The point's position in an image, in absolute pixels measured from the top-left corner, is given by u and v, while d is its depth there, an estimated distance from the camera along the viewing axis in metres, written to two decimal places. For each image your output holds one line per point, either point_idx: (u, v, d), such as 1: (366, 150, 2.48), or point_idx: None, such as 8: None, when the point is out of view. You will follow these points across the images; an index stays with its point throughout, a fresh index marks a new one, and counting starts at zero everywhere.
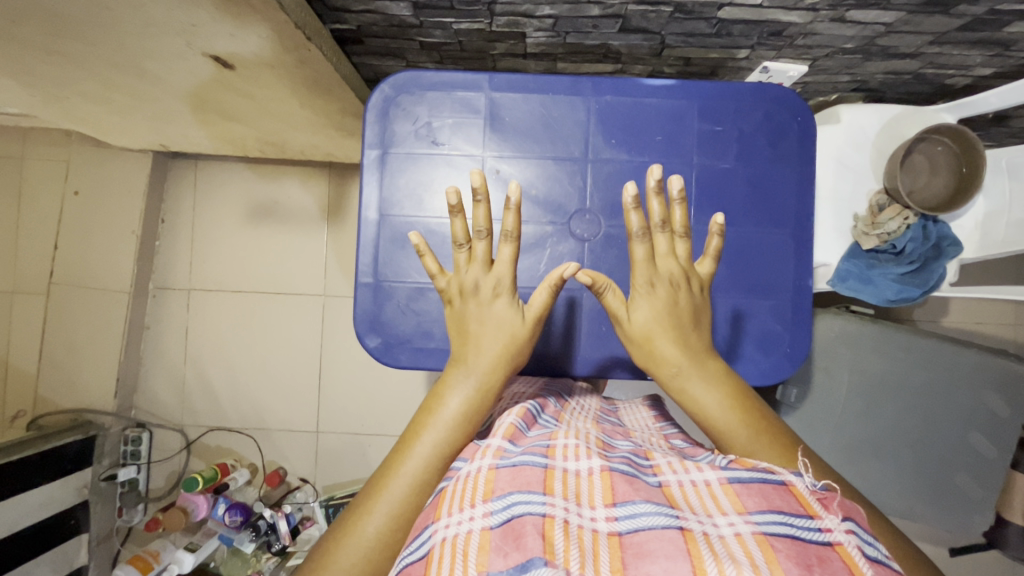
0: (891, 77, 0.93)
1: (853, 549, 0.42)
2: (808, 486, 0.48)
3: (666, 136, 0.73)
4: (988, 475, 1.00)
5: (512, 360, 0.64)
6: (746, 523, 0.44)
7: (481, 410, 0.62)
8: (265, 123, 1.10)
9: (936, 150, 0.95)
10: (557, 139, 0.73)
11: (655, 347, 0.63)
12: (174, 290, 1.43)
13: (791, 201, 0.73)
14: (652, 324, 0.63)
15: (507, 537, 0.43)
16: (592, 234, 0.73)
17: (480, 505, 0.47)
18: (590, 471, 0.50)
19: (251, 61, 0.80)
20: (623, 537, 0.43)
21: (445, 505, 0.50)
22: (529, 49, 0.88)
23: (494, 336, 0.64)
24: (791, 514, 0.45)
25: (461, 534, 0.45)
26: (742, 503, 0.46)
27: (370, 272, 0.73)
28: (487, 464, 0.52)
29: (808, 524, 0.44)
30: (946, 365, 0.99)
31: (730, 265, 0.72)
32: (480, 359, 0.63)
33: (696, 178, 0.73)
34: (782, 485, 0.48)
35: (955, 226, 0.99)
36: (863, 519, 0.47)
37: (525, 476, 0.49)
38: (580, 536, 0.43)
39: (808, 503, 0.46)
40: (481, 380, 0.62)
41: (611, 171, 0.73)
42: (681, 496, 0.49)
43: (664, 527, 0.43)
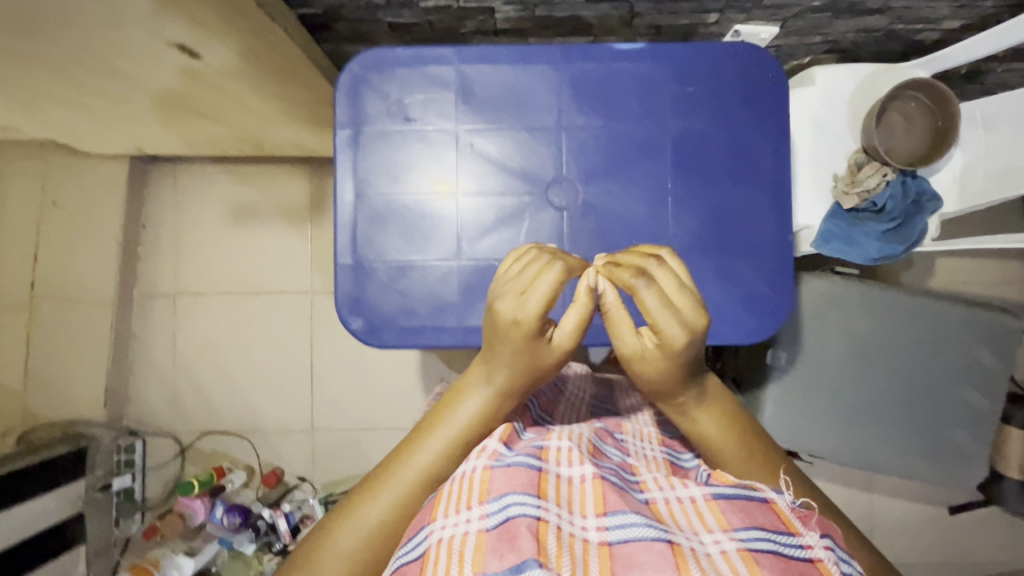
0: (862, 35, 0.93)
1: (831, 566, 0.45)
2: (789, 504, 0.49)
3: (641, 101, 0.72)
4: (979, 426, 1.01)
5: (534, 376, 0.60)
6: (732, 540, 0.46)
7: (500, 415, 0.60)
8: (241, 118, 1.08)
9: (910, 107, 0.96)
10: (529, 109, 0.73)
11: (662, 382, 0.60)
12: (159, 295, 1.41)
13: (768, 159, 0.72)
14: (657, 358, 0.58)
15: (504, 537, 0.43)
16: (570, 202, 0.72)
17: (477, 507, 0.47)
18: (582, 477, 0.51)
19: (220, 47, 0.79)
20: (613, 547, 0.45)
21: (441, 505, 0.49)
22: (499, 25, 0.88)
23: (518, 355, 0.58)
24: (773, 530, 0.47)
25: (457, 536, 0.46)
26: (727, 520, 0.47)
27: (353, 254, 0.72)
28: (482, 463, 0.51)
29: (790, 541, 0.46)
30: (934, 321, 0.99)
31: (711, 226, 0.71)
32: (503, 374, 0.59)
33: (671, 141, 0.72)
34: (764, 503, 0.49)
35: (934, 181, 0.99)
36: (837, 535, 0.50)
37: (521, 477, 0.48)
38: (572, 545, 0.45)
39: (789, 519, 0.48)
40: (504, 390, 0.60)
41: (587, 138, 0.72)
42: (668, 513, 0.50)
43: (653, 539, 0.44)
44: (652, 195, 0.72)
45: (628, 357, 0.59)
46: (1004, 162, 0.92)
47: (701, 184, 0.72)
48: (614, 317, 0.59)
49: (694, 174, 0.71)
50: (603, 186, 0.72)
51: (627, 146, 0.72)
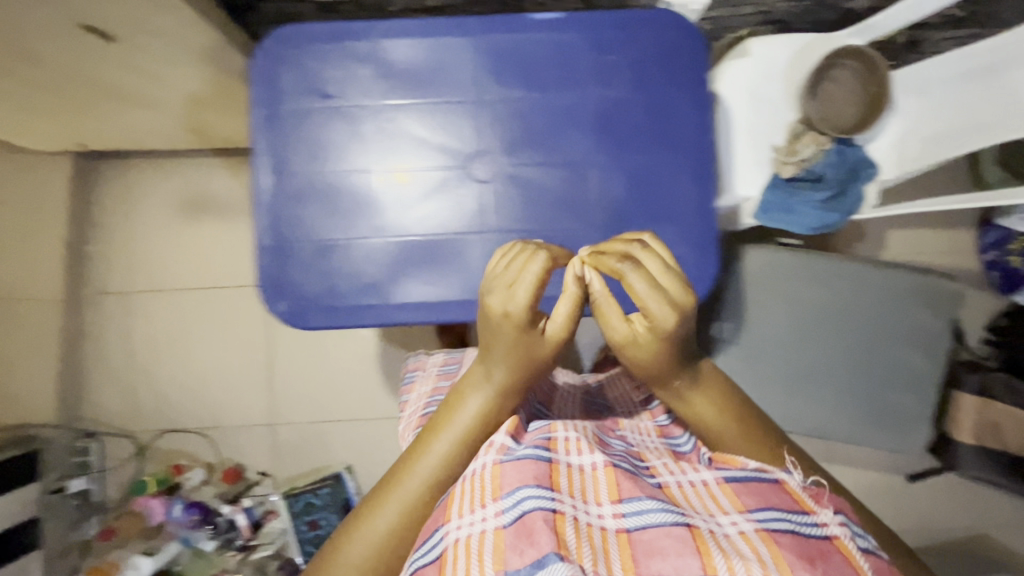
0: (795, 4, 0.94)
1: (848, 541, 0.48)
2: (799, 484, 0.53)
3: (560, 72, 0.72)
4: (922, 388, 1.02)
5: (531, 372, 0.61)
6: (748, 521, 0.48)
7: (502, 414, 0.61)
8: (179, 113, 1.07)
9: (843, 75, 0.97)
10: (448, 82, 0.72)
11: (657, 369, 0.60)
12: (110, 294, 1.39)
13: (687, 124, 0.72)
14: (648, 344, 0.59)
15: (519, 534, 0.44)
16: (492, 175, 0.72)
17: (492, 505, 0.48)
18: (594, 466, 0.52)
19: (137, 20, 0.77)
20: (632, 534, 0.46)
21: (455, 505, 0.51)
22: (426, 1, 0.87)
23: (512, 351, 0.59)
24: (789, 510, 0.49)
25: (476, 535, 0.46)
26: (741, 503, 0.50)
27: (273, 241, 0.71)
28: (491, 460, 0.52)
29: (805, 520, 0.49)
30: (875, 287, 1.00)
31: (634, 196, 0.72)
32: (501, 370, 0.60)
33: (591, 110, 0.72)
34: (776, 483, 0.53)
35: (870, 149, 1.00)
36: (848, 512, 0.54)
37: (532, 470, 0.49)
38: (590, 535, 0.46)
39: (803, 499, 0.51)
40: (503, 385, 0.60)
41: (507, 111, 0.72)
42: (682, 497, 0.52)
43: (671, 523, 0.45)
44: (574, 166, 0.72)
45: (620, 345, 0.60)
46: (936, 127, 0.93)
47: (621, 153, 0.72)
48: (603, 306, 0.59)
49: (614, 144, 0.72)
50: (525, 158, 0.72)
51: (548, 118, 0.72)
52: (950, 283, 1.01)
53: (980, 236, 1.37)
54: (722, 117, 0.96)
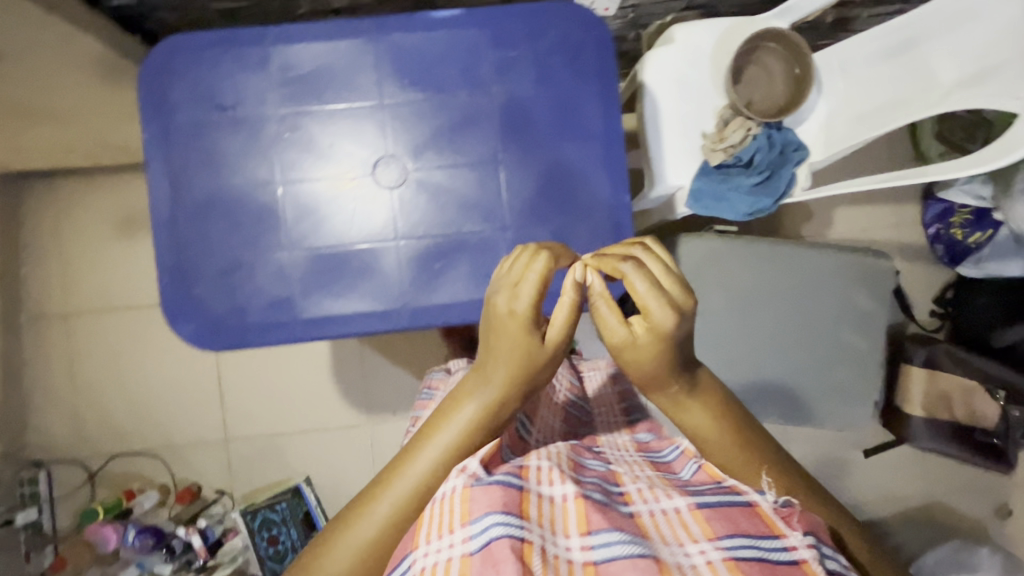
0: None
1: (818, 565, 0.43)
2: (772, 505, 0.48)
3: (464, 71, 0.70)
4: (862, 366, 1.03)
5: (533, 377, 0.55)
6: (717, 549, 0.43)
7: (501, 420, 0.54)
8: (94, 137, 1.03)
9: (768, 58, 0.97)
10: (347, 86, 0.70)
11: (655, 376, 0.55)
12: (49, 317, 1.34)
13: (595, 119, 0.71)
14: (650, 350, 0.53)
15: (484, 563, 0.40)
16: (398, 180, 0.70)
17: (459, 530, 0.43)
18: (564, 497, 0.47)
19: (21, 26, 0.73)
20: (600, 567, 0.41)
21: (422, 531, 0.46)
22: (335, 2, 0.84)
23: (514, 356, 0.53)
24: (759, 536, 0.44)
25: (440, 563, 0.42)
26: (711, 528, 0.45)
27: (171, 266, 0.69)
28: (461, 483, 0.47)
29: (774, 544, 0.44)
30: (809, 269, 1.01)
31: (547, 194, 0.71)
32: (499, 376, 0.54)
33: (496, 109, 0.70)
34: (748, 507, 0.48)
35: (801, 131, 0.98)
36: (823, 531, 0.49)
37: (502, 495, 0.45)
38: (558, 567, 0.41)
39: (774, 523, 0.46)
40: (500, 397, 0.54)
41: (413, 114, 0.70)
42: (652, 525, 0.47)
43: (638, 554, 0.41)
44: (485, 166, 0.70)
45: (619, 351, 0.54)
46: (862, 105, 0.91)
47: (530, 151, 0.70)
48: (602, 309, 0.54)
49: (523, 142, 0.70)
50: (431, 161, 0.70)
51: (454, 119, 0.70)
52: (886, 262, 1.02)
53: (923, 210, 1.38)
54: (648, 104, 0.97)
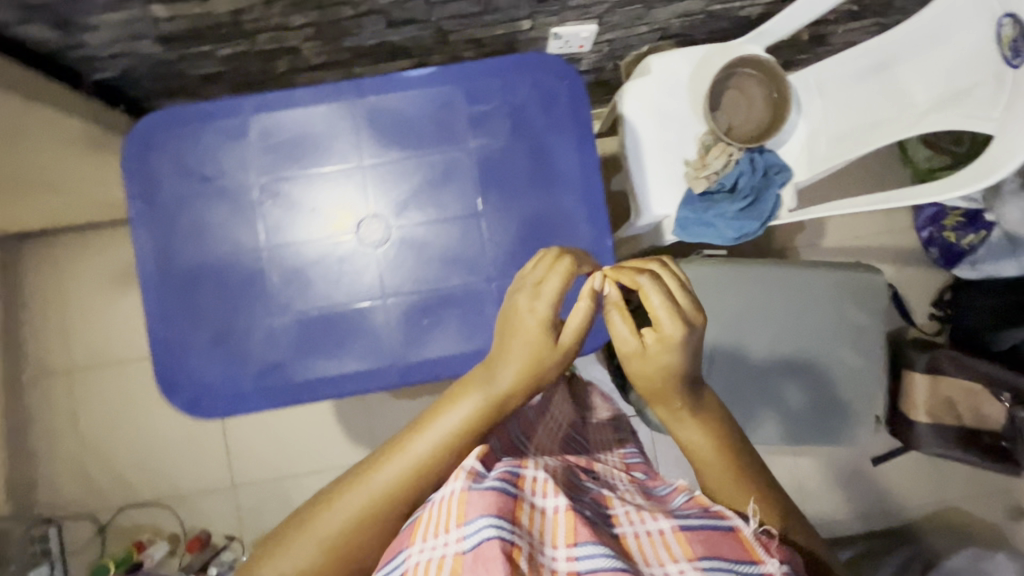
0: (686, 19, 0.93)
1: None
2: (753, 532, 0.49)
3: (440, 128, 0.71)
4: (862, 382, 1.03)
5: (539, 376, 0.54)
6: (695, 569, 0.44)
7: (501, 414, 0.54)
8: (86, 201, 1.04)
9: (747, 81, 0.96)
10: (327, 150, 0.71)
11: (663, 387, 0.55)
12: (52, 374, 1.36)
13: (573, 166, 0.71)
14: (661, 359, 0.54)
15: (475, 563, 0.41)
16: (382, 238, 0.71)
17: (456, 529, 0.45)
18: (557, 509, 0.47)
19: None
20: None
21: (418, 530, 0.47)
22: (313, 60, 0.86)
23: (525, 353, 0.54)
24: (737, 561, 0.46)
25: (435, 560, 0.43)
26: (692, 549, 0.46)
27: (159, 341, 0.70)
28: (460, 486, 0.48)
29: (750, 569, 0.46)
30: (801, 288, 1.01)
31: (530, 243, 0.71)
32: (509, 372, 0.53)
33: (474, 162, 0.71)
34: (730, 531, 0.49)
35: (783, 151, 0.99)
36: (797, 562, 0.51)
37: (498, 500, 0.45)
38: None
39: (753, 549, 0.48)
40: (500, 398, 0.53)
41: (392, 172, 0.71)
42: (636, 547, 0.47)
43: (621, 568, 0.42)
44: (468, 220, 0.71)
45: (628, 358, 0.55)
46: (841, 125, 0.92)
47: (509, 201, 0.71)
48: (616, 318, 0.56)
49: (502, 193, 0.71)
50: (413, 218, 0.71)
51: (433, 176, 0.71)
52: (878, 277, 1.02)
53: (916, 214, 1.38)
54: (629, 136, 0.98)
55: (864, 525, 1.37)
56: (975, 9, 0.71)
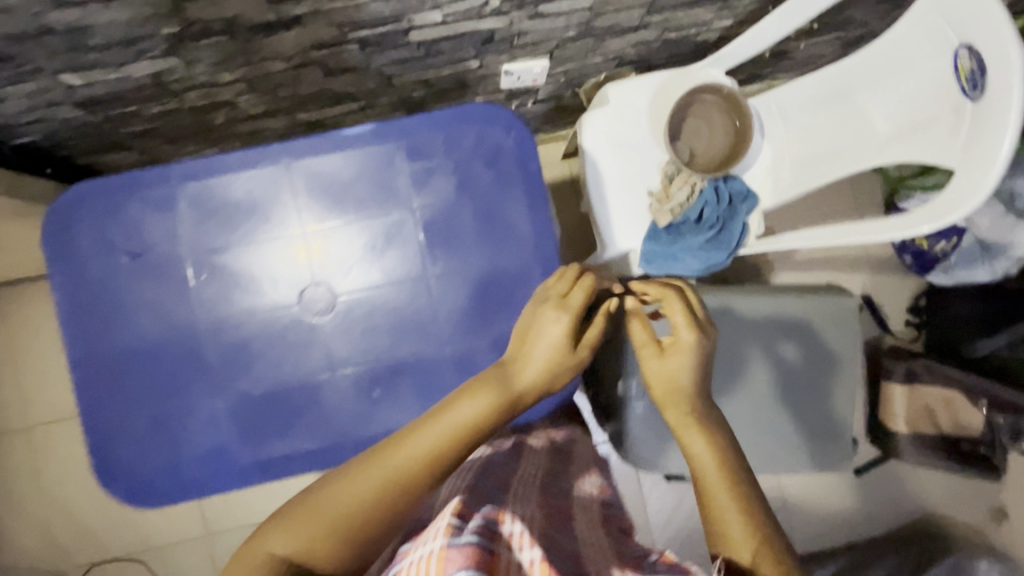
0: (642, 48, 0.90)
1: None
2: None
3: (382, 188, 0.67)
4: (838, 405, 1.01)
5: (555, 373, 0.59)
6: None
7: (512, 410, 0.55)
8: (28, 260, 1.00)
9: (709, 107, 0.93)
10: (262, 217, 0.67)
11: (676, 385, 0.63)
12: (11, 432, 1.31)
13: (524, 220, 0.68)
14: (677, 359, 0.64)
15: None
16: (327, 306, 0.67)
17: None
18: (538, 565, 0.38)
19: None
20: None
21: None
22: (252, 110, 0.81)
23: (548, 349, 0.59)
24: None
25: None
26: None
27: (91, 429, 0.66)
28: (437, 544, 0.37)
29: None
30: (771, 315, 0.99)
31: (483, 303, 0.68)
32: (539, 361, 0.59)
33: (419, 222, 0.68)
34: None
35: (748, 176, 0.96)
36: None
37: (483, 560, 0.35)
38: None
39: None
40: (515, 393, 0.56)
41: (334, 236, 0.67)
42: None
43: None
44: (418, 282, 0.68)
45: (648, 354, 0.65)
46: (805, 149, 0.89)
47: (460, 261, 0.68)
48: (637, 324, 0.67)
49: (452, 252, 0.68)
50: (358, 284, 0.68)
51: (377, 239, 0.68)
52: (850, 300, 1.01)
53: None
54: (590, 169, 0.95)
55: (849, 535, 1.37)
56: (930, 40, 0.70)
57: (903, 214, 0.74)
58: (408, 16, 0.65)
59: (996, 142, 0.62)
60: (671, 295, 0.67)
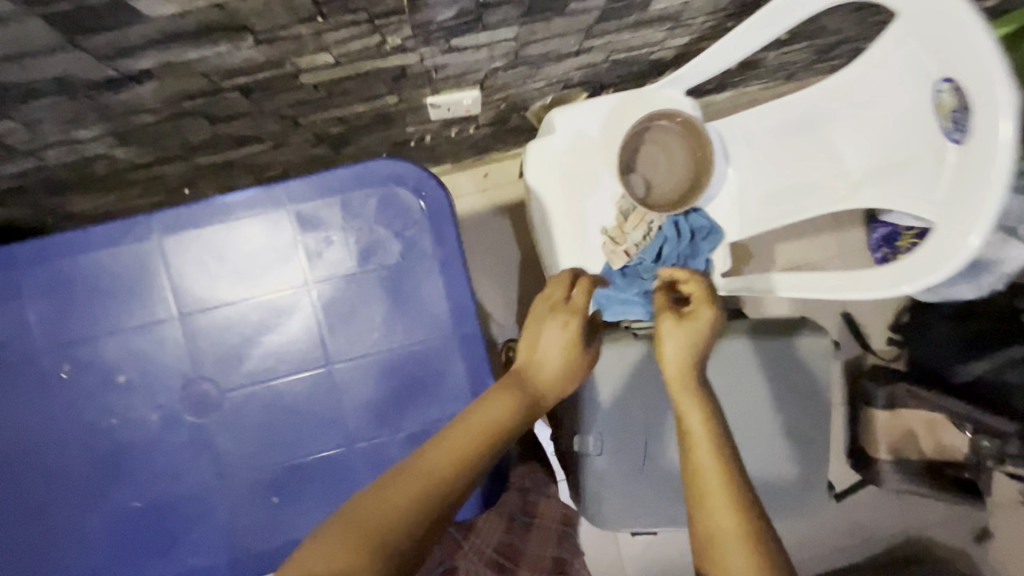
0: (589, 71, 0.80)
1: None
2: None
3: (271, 262, 0.58)
4: (811, 452, 0.93)
5: (565, 373, 0.66)
6: None
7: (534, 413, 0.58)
8: None
9: (670, 136, 0.82)
10: (129, 303, 0.57)
11: (682, 360, 0.69)
12: None
13: (440, 294, 0.58)
14: (693, 332, 0.70)
15: None
16: (211, 404, 0.58)
17: None
18: None
19: None
20: None
21: None
22: (138, 161, 0.71)
23: (556, 354, 0.65)
24: None
25: None
26: None
27: None
28: None
29: None
30: (738, 359, 0.91)
31: (395, 392, 0.59)
32: (552, 364, 0.65)
33: (315, 301, 0.58)
34: None
35: (711, 209, 0.85)
36: None
37: None
38: None
39: None
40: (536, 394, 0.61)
41: (215, 321, 0.57)
42: None
43: None
44: (315, 369, 0.58)
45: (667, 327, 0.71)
46: (774, 181, 0.79)
47: (366, 343, 0.58)
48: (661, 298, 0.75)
49: (356, 334, 0.58)
50: (246, 377, 0.58)
51: (266, 321, 0.58)
52: (824, 340, 0.92)
53: None
54: (535, 206, 0.85)
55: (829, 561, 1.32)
56: (911, 75, 0.60)
57: (875, 270, 0.64)
58: (290, 61, 0.54)
59: (978, 204, 0.53)
60: (693, 276, 0.75)
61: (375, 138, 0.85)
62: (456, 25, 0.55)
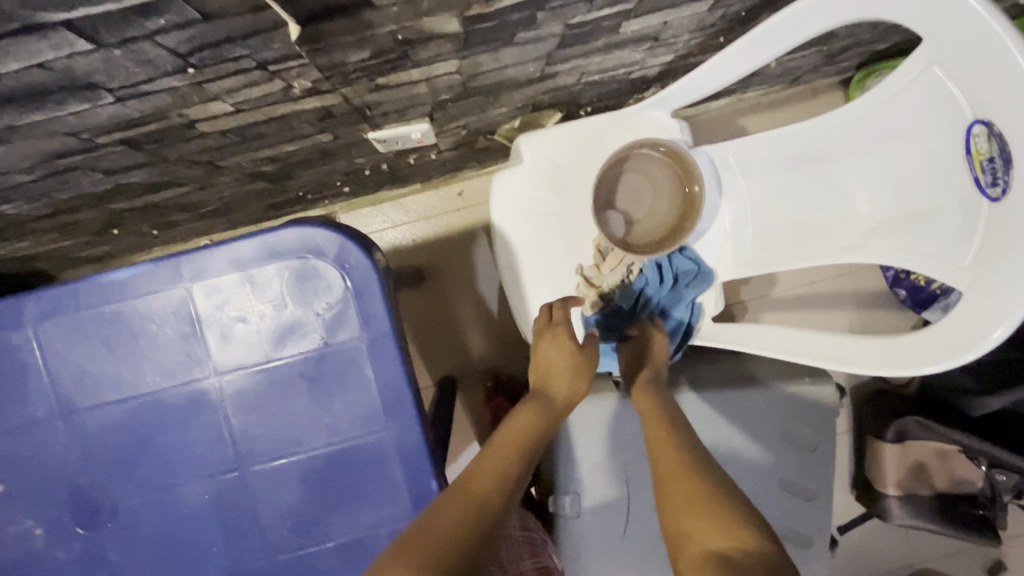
0: (558, 94, 0.69)
1: None
2: None
3: (168, 348, 0.48)
4: (813, 515, 0.82)
5: (576, 377, 0.64)
6: None
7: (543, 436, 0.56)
8: None
9: (652, 165, 0.72)
10: (6, 399, 0.48)
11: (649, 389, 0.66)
12: None
13: (371, 382, 0.49)
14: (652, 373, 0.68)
15: None
16: (105, 514, 0.49)
17: None
18: None
19: None
20: None
21: None
22: (39, 211, 0.62)
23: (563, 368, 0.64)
24: None
25: None
26: None
27: None
28: None
29: None
30: (732, 412, 0.81)
31: (318, 497, 0.49)
32: (563, 379, 0.63)
33: (223, 395, 0.49)
34: None
35: (702, 245, 0.72)
36: None
37: None
38: None
39: None
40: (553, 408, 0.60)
41: (107, 418, 0.49)
42: None
43: None
44: (224, 472, 0.49)
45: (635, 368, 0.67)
46: (774, 218, 0.67)
47: (282, 442, 0.49)
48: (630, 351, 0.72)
49: (273, 429, 0.49)
50: (144, 481, 0.49)
51: (165, 418, 0.49)
52: (827, 388, 0.83)
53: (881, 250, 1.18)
54: (501, 247, 0.75)
55: None
56: (938, 114, 0.50)
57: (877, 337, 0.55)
58: (176, 112, 0.44)
59: (1009, 284, 0.44)
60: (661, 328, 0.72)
61: (320, 170, 0.75)
62: (377, 64, 0.45)
